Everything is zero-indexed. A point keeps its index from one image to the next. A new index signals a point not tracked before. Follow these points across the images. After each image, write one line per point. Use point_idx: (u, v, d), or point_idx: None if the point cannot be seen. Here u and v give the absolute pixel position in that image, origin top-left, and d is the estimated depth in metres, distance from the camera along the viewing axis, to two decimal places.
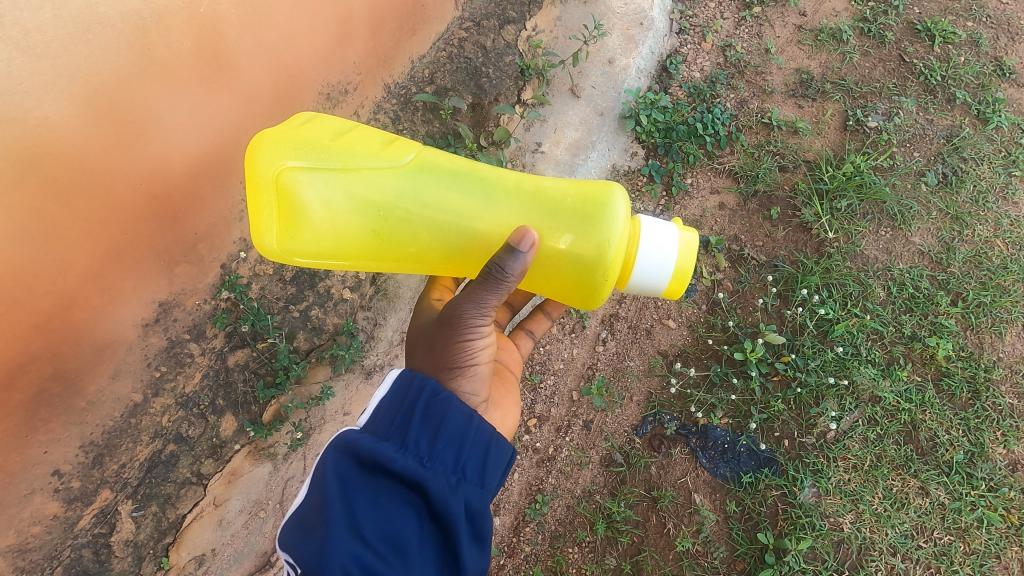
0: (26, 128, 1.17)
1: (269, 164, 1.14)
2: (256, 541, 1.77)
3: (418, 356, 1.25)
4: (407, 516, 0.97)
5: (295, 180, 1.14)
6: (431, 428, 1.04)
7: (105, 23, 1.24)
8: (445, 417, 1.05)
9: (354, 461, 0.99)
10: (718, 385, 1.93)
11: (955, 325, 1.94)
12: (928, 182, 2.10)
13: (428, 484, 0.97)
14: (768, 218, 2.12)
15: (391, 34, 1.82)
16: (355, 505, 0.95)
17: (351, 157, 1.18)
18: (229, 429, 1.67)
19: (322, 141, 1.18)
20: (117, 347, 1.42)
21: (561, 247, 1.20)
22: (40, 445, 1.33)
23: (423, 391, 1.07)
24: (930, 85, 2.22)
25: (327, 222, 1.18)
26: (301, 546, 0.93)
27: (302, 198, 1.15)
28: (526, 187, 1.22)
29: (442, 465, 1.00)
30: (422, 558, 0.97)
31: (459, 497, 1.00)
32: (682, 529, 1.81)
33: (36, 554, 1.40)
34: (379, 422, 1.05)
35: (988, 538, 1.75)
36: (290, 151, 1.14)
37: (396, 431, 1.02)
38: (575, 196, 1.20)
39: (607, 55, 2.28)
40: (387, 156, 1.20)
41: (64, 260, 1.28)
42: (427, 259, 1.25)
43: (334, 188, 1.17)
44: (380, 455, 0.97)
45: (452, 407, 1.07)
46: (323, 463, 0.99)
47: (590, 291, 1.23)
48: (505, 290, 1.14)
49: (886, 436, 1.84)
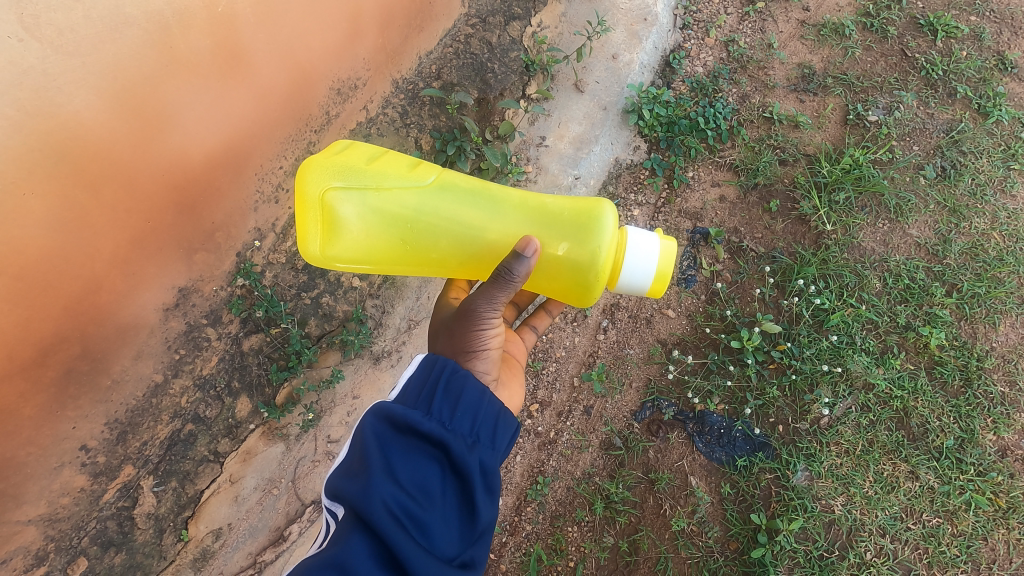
0: (59, 121, 1.25)
1: (315, 182, 1.23)
2: (270, 517, 1.84)
3: (438, 342, 1.33)
4: (432, 468, 1.05)
5: (336, 199, 1.23)
6: (452, 398, 1.12)
7: (131, 22, 1.32)
8: (464, 390, 1.14)
9: (387, 421, 1.06)
10: (715, 373, 1.99)
11: (950, 315, 1.98)
12: (926, 175, 2.14)
13: (451, 442, 1.05)
14: (768, 210, 2.17)
15: (400, 31, 1.88)
16: (389, 455, 1.02)
17: (384, 178, 1.27)
18: (244, 410, 1.75)
19: (358, 163, 1.27)
20: (139, 330, 1.50)
21: (559, 253, 1.26)
22: (69, 421, 1.41)
23: (445, 369, 1.15)
24: (931, 80, 2.25)
25: (361, 234, 1.27)
26: (344, 487, 0.99)
27: (341, 214, 1.24)
28: (531, 204, 1.29)
29: (461, 429, 1.09)
30: (445, 505, 1.04)
31: (476, 455, 1.07)
32: (677, 510, 1.88)
33: (65, 524, 1.49)
34: (407, 395, 1.14)
35: (976, 521, 1.79)
36: (332, 172, 1.23)
37: (422, 400, 1.11)
38: (572, 210, 1.26)
39: (610, 51, 2.33)
40: (413, 176, 1.29)
41: (93, 246, 1.36)
42: (447, 264, 1.31)
43: (368, 204, 1.25)
44: (409, 416, 1.05)
45: (470, 381, 1.15)
46: (360, 424, 1.07)
47: (583, 292, 1.29)
48: (514, 289, 1.20)
49: (879, 422, 1.89)
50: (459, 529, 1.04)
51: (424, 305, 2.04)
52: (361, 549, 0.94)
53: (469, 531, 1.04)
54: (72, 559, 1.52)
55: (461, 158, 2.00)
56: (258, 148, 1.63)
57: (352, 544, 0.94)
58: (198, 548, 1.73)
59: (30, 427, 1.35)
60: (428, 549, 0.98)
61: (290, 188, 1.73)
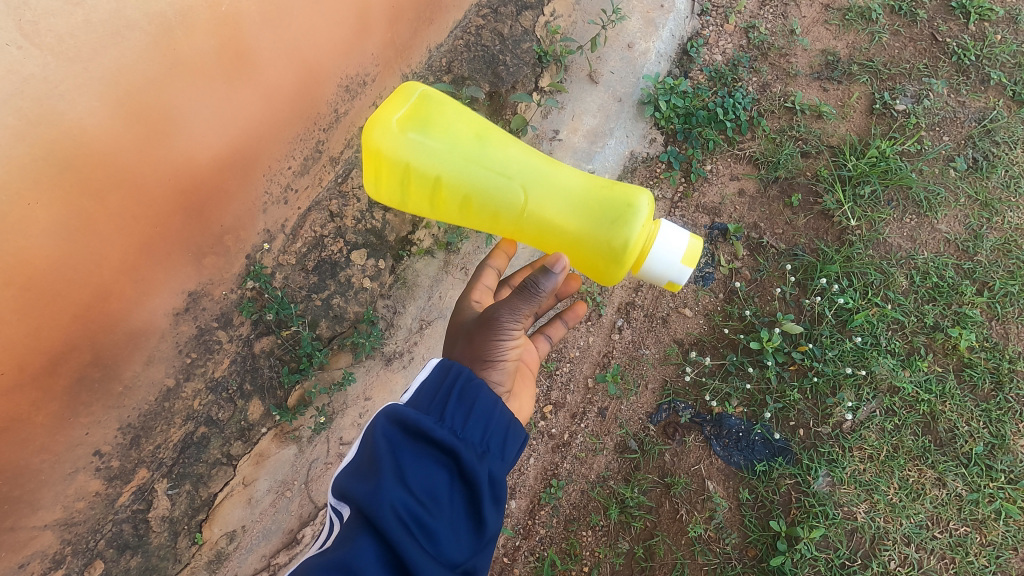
0: (63, 130, 1.25)
1: (382, 118, 1.24)
2: (283, 519, 1.81)
3: (456, 347, 1.30)
4: (442, 475, 1.02)
5: (399, 134, 1.23)
6: (465, 406, 1.09)
7: (133, 25, 1.30)
8: (478, 398, 1.11)
9: (400, 424, 1.03)
10: (734, 374, 1.94)
11: (980, 315, 1.90)
12: (957, 167, 2.04)
13: (462, 450, 1.02)
14: (789, 205, 2.09)
15: (409, 23, 1.83)
16: (401, 459, 1.00)
17: (447, 123, 1.26)
18: (257, 412, 1.74)
19: (426, 106, 1.27)
20: (150, 335, 1.50)
21: (590, 229, 1.22)
22: (82, 427, 1.42)
23: (461, 375, 1.13)
24: (962, 66, 2.14)
25: (416, 171, 1.24)
26: (353, 488, 0.97)
27: (402, 149, 1.23)
28: (576, 178, 1.25)
29: (471, 437, 1.06)
30: (453, 512, 1.01)
31: (486, 465, 1.05)
32: (694, 515, 1.84)
33: (81, 528, 1.50)
34: (420, 399, 1.11)
35: (1006, 530, 1.73)
36: (399, 110, 1.24)
37: (434, 405, 1.09)
38: (613, 191, 1.22)
39: (626, 40, 2.26)
40: (476, 129, 1.27)
41: (100, 253, 1.36)
42: (487, 216, 1.27)
43: (429, 143, 1.24)
44: (421, 420, 1.03)
45: (484, 391, 1.12)
46: (373, 426, 1.04)
47: (607, 270, 1.23)
48: (538, 301, 1.18)
49: (904, 426, 1.83)
50: (467, 537, 1.01)
51: (435, 304, 1.98)
52: (369, 553, 0.91)
53: (476, 540, 1.02)
54: (89, 562, 1.52)
55: None
56: (266, 148, 1.61)
57: (360, 546, 0.92)
58: (213, 550, 1.73)
59: (43, 434, 1.35)
60: (435, 556, 0.95)
61: (298, 188, 1.73)
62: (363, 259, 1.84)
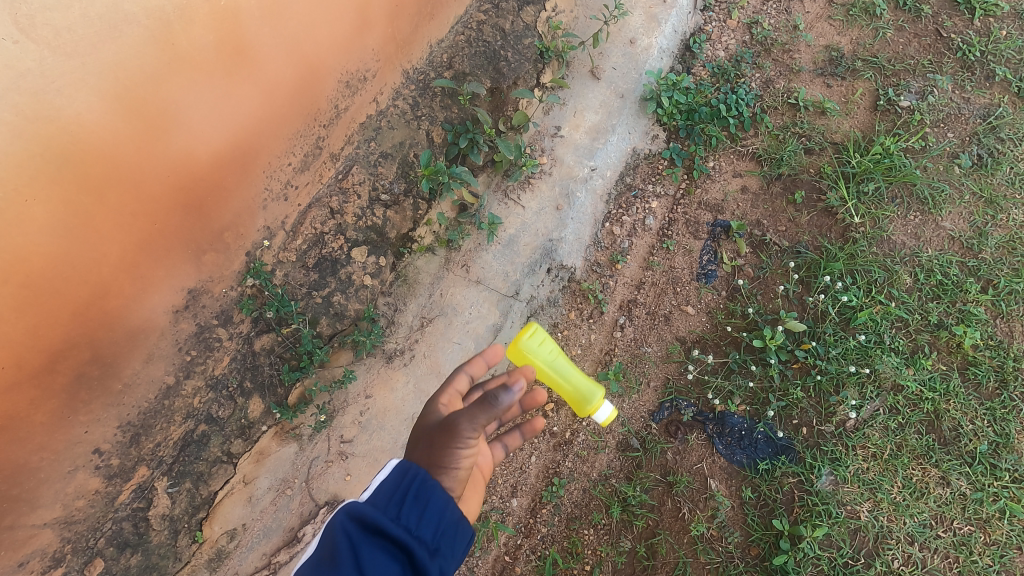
0: (60, 126, 1.24)
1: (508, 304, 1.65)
2: (283, 517, 1.78)
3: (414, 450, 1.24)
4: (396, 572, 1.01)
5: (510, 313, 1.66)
6: (424, 502, 1.08)
7: (131, 20, 1.28)
8: (439, 494, 1.10)
9: (358, 520, 1.03)
10: (737, 372, 1.93)
11: (985, 313, 1.88)
12: (962, 164, 2.02)
13: (416, 551, 1.01)
14: (792, 202, 2.08)
15: (411, 19, 1.82)
16: (356, 554, 1.00)
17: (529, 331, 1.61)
18: (257, 410, 1.73)
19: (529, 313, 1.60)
20: (149, 332, 1.50)
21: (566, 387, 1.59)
22: (81, 425, 1.41)
23: (421, 472, 1.12)
24: (967, 62, 2.12)
25: None
26: None
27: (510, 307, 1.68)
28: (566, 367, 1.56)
29: (428, 535, 1.05)
30: None
31: (438, 564, 1.04)
32: (696, 514, 1.83)
33: (81, 526, 1.49)
34: (381, 491, 1.10)
35: (1011, 530, 1.72)
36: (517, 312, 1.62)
37: (395, 499, 1.08)
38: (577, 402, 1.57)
39: (628, 35, 2.25)
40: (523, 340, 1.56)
41: (99, 251, 1.35)
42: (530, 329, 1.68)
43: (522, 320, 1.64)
44: (378, 519, 1.02)
45: (443, 489, 1.11)
46: (331, 520, 1.04)
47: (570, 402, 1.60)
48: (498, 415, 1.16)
49: (908, 425, 1.82)
50: None
51: (436, 302, 1.97)
52: None
53: None
54: (88, 561, 1.51)
55: (473, 151, 1.95)
56: (266, 144, 1.60)
57: None
58: (213, 548, 1.71)
59: (42, 433, 1.34)
60: None
61: (299, 185, 1.71)
62: (365, 257, 1.84)
